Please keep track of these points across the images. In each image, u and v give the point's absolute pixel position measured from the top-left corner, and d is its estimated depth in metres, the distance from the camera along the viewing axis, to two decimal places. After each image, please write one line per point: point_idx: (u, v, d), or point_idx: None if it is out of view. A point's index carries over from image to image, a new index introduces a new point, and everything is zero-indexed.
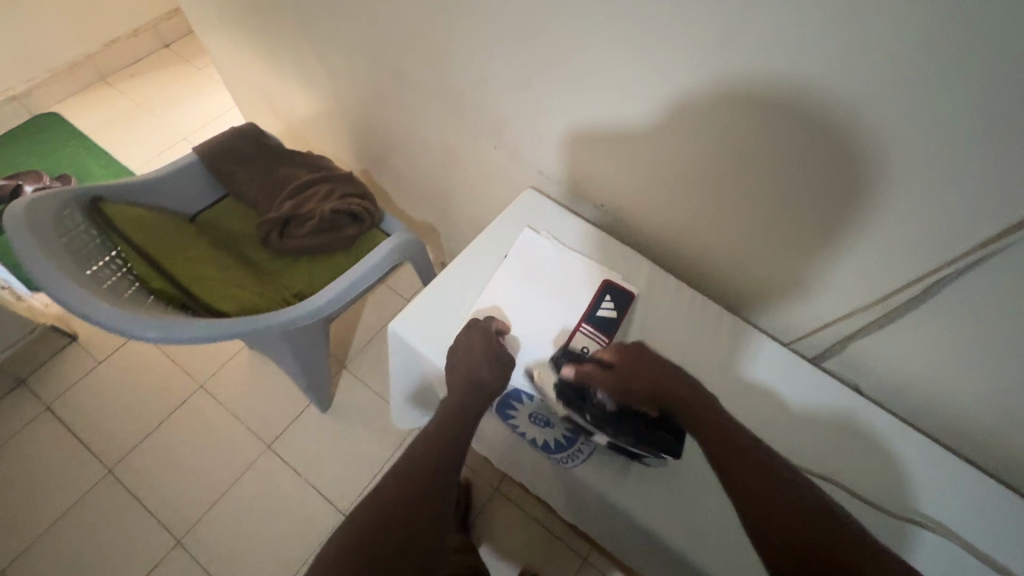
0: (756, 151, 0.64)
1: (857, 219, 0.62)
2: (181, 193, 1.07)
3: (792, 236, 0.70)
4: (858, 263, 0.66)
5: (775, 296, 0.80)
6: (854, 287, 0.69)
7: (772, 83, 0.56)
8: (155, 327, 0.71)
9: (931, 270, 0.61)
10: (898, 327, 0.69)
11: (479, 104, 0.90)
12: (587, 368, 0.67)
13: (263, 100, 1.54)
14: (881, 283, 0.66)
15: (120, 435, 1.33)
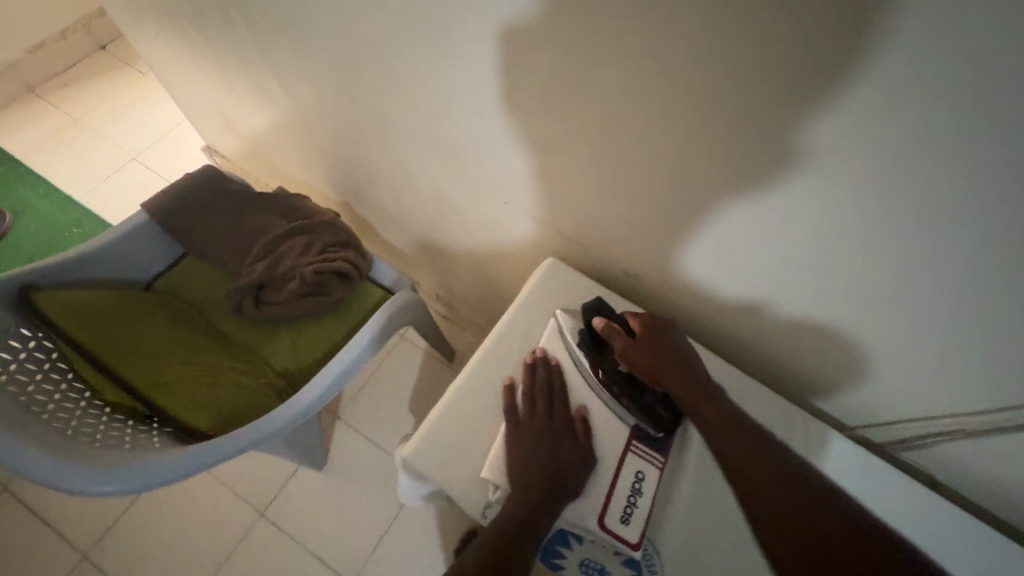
0: (843, 257, 0.53)
1: (895, 288, 0.52)
2: (133, 259, 0.92)
3: (833, 310, 0.60)
4: (898, 331, 0.56)
5: (806, 362, 0.71)
6: (890, 354, 0.60)
7: (874, 197, 0.45)
8: (113, 479, 0.59)
9: (994, 345, 0.50)
10: (947, 395, 0.59)
11: (481, 152, 0.77)
12: (612, 324, 0.62)
13: (220, 122, 1.35)
14: (924, 351, 0.56)
15: (94, 514, 1.20)
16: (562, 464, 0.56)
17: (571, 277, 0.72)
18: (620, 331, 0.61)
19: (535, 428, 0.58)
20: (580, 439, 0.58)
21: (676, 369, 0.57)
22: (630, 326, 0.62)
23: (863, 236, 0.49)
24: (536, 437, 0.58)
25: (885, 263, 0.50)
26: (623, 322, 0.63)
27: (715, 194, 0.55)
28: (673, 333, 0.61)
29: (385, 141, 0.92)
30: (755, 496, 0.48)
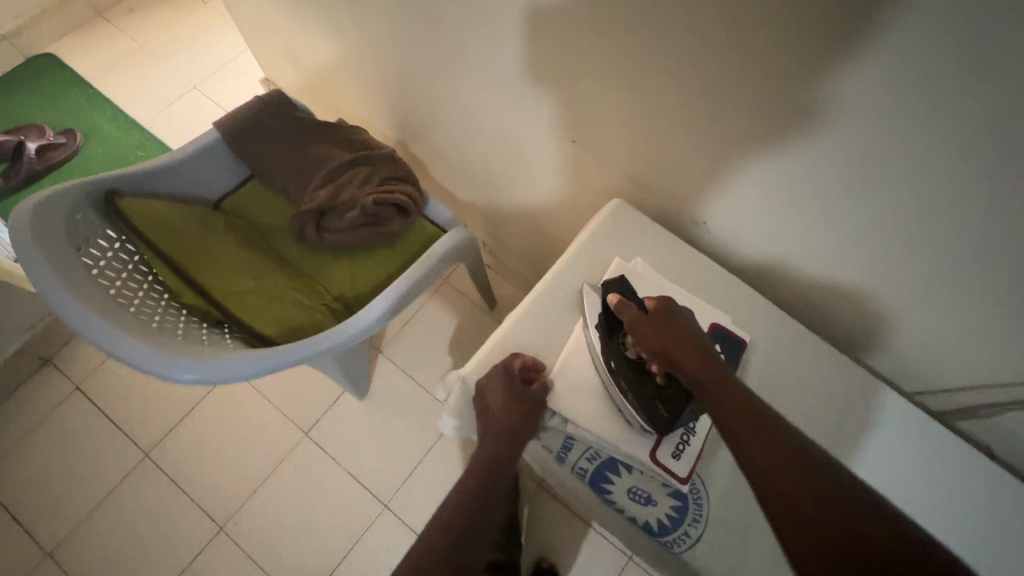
0: (959, 196, 0.51)
1: (898, 202, 0.56)
2: (203, 178, 0.95)
3: (845, 237, 0.64)
4: (906, 250, 0.60)
5: (828, 303, 0.74)
6: (902, 278, 0.63)
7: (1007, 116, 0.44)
8: (196, 369, 0.63)
9: (990, 249, 0.53)
10: (954, 320, 0.62)
11: (552, 88, 0.75)
12: (627, 302, 0.60)
13: (283, 53, 1.35)
14: (932, 268, 0.59)
15: (154, 419, 1.29)
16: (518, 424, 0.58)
17: (636, 220, 0.71)
18: (634, 307, 0.60)
19: (495, 387, 0.59)
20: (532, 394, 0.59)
21: (685, 354, 0.55)
22: (647, 305, 0.60)
23: (983, 162, 0.48)
24: (489, 400, 0.59)
25: (1001, 193, 0.48)
26: (640, 301, 0.61)
27: (819, 120, 0.54)
28: (689, 317, 0.59)
29: (454, 77, 0.91)
30: (779, 499, 0.44)
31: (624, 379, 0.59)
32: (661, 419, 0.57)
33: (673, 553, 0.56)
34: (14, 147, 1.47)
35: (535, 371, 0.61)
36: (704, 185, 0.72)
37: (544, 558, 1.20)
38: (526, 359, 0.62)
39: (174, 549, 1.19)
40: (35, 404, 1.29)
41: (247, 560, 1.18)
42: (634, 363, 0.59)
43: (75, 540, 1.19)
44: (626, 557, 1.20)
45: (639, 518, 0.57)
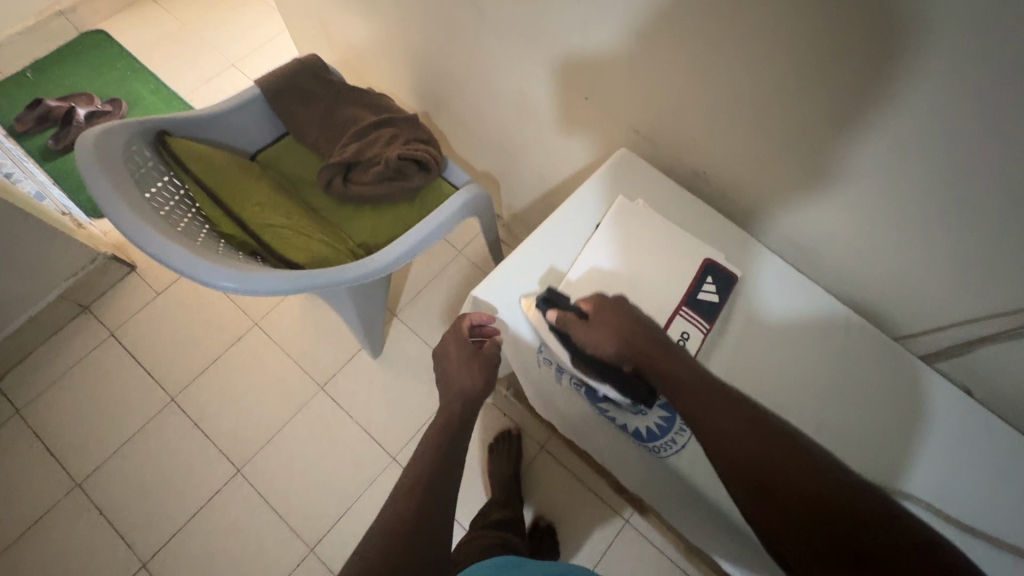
0: (966, 146, 0.53)
1: (910, 160, 0.58)
2: (243, 130, 1.03)
3: (866, 203, 0.66)
4: (923, 210, 0.62)
5: (849, 271, 0.76)
6: (922, 240, 0.65)
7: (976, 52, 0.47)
8: (233, 278, 0.70)
9: (1000, 200, 0.55)
10: (972, 279, 0.63)
11: (568, 48, 0.81)
12: (565, 317, 0.62)
13: (317, 30, 1.44)
14: (951, 226, 0.61)
15: (180, 367, 1.37)
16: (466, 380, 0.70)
17: (640, 169, 0.77)
18: (574, 317, 0.62)
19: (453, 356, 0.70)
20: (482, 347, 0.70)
21: (638, 350, 0.59)
22: (584, 309, 0.63)
23: (957, 102, 0.51)
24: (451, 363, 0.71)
25: (970, 132, 0.52)
26: (574, 308, 0.64)
27: (825, 74, 0.58)
28: (625, 306, 0.62)
29: (478, 43, 0.97)
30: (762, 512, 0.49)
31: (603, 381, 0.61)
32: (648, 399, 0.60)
33: (659, 456, 0.61)
34: (65, 112, 1.57)
35: (486, 327, 0.70)
36: (711, 140, 0.76)
37: (544, 516, 1.24)
38: (479, 316, 0.69)
39: (193, 488, 1.26)
40: (72, 347, 1.38)
41: (260, 501, 1.25)
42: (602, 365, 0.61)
43: (102, 474, 1.26)
44: (622, 519, 1.24)
45: (629, 425, 0.62)
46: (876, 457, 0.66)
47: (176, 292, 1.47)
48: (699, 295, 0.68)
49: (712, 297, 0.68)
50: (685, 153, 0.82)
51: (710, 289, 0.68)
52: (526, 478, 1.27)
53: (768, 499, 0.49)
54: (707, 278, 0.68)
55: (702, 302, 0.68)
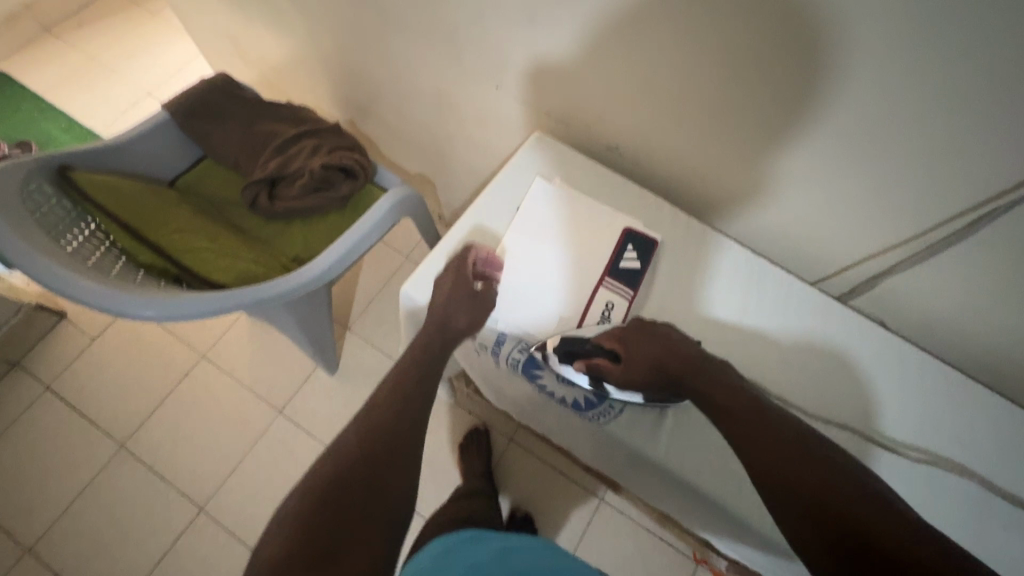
0: (839, 85, 0.56)
1: (798, 106, 0.60)
2: (155, 156, 1.00)
3: (765, 156, 0.68)
4: (813, 155, 0.64)
5: (760, 226, 0.79)
6: (818, 185, 0.67)
7: (830, 2, 0.50)
8: (153, 305, 0.68)
9: (878, 135, 0.58)
10: (872, 215, 0.66)
11: (472, 40, 0.82)
12: (593, 363, 0.61)
13: (230, 49, 1.40)
14: (842, 168, 0.63)
15: (127, 411, 1.31)
16: (453, 322, 0.65)
17: (555, 151, 0.79)
18: (605, 361, 0.61)
19: (440, 291, 0.66)
20: (478, 289, 0.66)
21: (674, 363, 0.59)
22: (608, 347, 0.62)
23: (823, 51, 0.54)
24: (442, 298, 0.66)
25: (841, 79, 0.55)
26: (600, 350, 0.62)
27: (706, 30, 0.59)
28: (644, 329, 0.62)
29: (387, 45, 0.97)
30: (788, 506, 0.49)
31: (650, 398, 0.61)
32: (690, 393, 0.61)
33: (599, 424, 0.63)
34: None
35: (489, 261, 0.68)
36: (619, 116, 0.78)
37: (520, 506, 1.25)
38: (482, 252, 0.69)
39: (154, 533, 1.21)
40: (6, 406, 1.30)
41: (228, 536, 1.21)
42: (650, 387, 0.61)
43: (54, 535, 1.20)
44: (597, 497, 1.26)
45: (567, 397, 0.63)
46: (810, 398, 0.68)
47: (114, 334, 1.41)
48: (621, 263, 0.70)
49: (634, 264, 0.70)
50: (599, 132, 0.84)
51: (631, 256, 0.70)
52: (498, 472, 1.28)
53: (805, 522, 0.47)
54: (628, 245, 0.70)
55: (623, 269, 0.69)
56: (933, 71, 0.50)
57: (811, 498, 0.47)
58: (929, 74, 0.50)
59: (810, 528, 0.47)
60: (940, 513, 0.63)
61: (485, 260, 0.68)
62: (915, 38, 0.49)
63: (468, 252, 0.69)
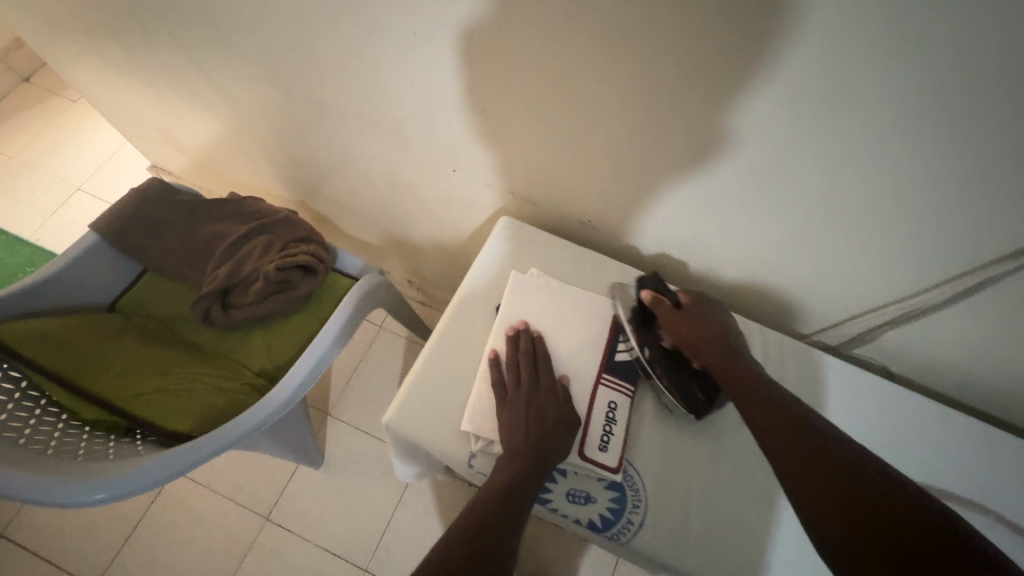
0: (820, 153, 0.54)
1: (783, 171, 0.58)
2: (89, 282, 0.91)
3: (755, 218, 0.67)
4: (806, 211, 0.62)
5: (754, 283, 0.78)
6: (812, 241, 0.66)
7: (815, 79, 0.48)
8: (105, 487, 0.59)
9: (868, 193, 0.56)
10: (872, 266, 0.65)
11: (421, 126, 0.78)
12: (659, 298, 0.64)
13: (161, 139, 1.32)
14: (837, 224, 0.62)
15: (95, 547, 1.18)
16: (546, 420, 0.56)
17: (525, 234, 0.75)
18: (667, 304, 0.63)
19: (513, 396, 0.58)
20: (556, 386, 0.60)
21: (719, 349, 0.58)
22: (681, 300, 0.65)
23: (800, 125, 0.52)
24: (518, 400, 0.58)
25: (827, 148, 0.54)
26: (672, 297, 0.65)
27: (674, 111, 0.57)
28: (718, 314, 0.64)
29: (329, 131, 0.91)
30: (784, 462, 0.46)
31: (663, 375, 0.61)
32: (699, 401, 0.60)
33: (621, 543, 0.57)
34: None
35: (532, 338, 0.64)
36: (594, 193, 0.75)
37: None
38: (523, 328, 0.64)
39: None
40: None
41: None
42: (669, 354, 0.62)
43: None
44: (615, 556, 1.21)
45: (582, 519, 0.58)
46: None
47: None
48: (615, 356, 0.65)
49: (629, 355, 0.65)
50: (566, 202, 0.80)
51: (625, 347, 0.65)
52: None
53: (820, 477, 0.44)
54: (620, 334, 0.66)
55: (620, 362, 0.64)
56: (917, 139, 0.49)
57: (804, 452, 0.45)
58: (914, 141, 0.49)
59: (806, 471, 0.44)
60: None
61: (529, 341, 0.63)
62: (890, 110, 0.47)
63: (518, 334, 0.63)
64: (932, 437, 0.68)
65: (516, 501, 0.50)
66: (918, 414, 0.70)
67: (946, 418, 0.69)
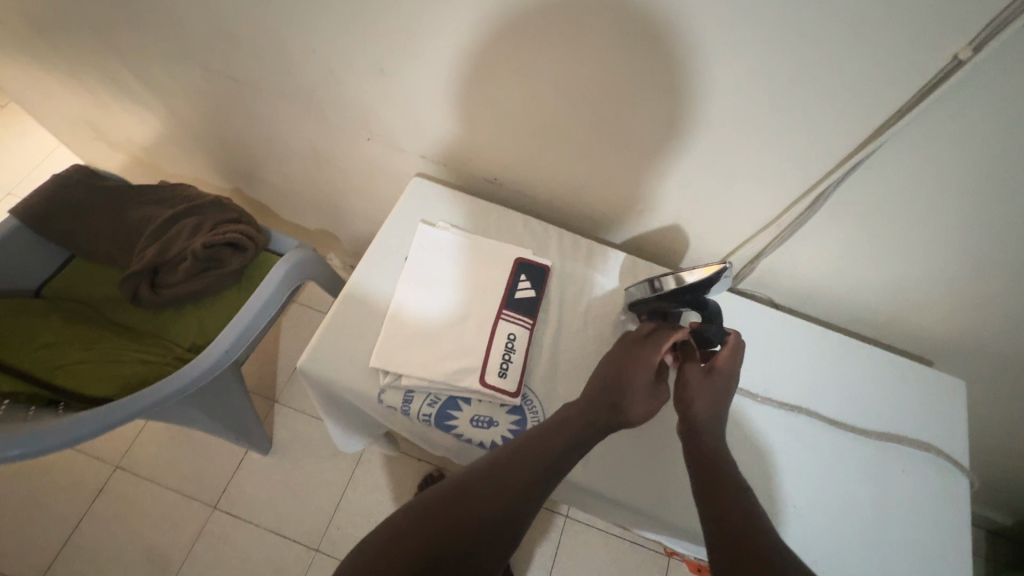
0: (672, 95, 0.60)
1: (649, 114, 0.63)
2: (12, 267, 0.91)
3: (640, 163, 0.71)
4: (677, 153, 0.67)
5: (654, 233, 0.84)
6: (689, 184, 0.71)
7: (652, 34, 0.54)
8: (20, 443, 0.62)
9: (721, 131, 0.62)
10: (743, 204, 0.71)
11: (334, 98, 0.82)
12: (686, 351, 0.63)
13: (91, 135, 1.32)
14: (704, 164, 0.67)
15: (34, 548, 1.16)
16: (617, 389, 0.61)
17: (436, 194, 0.80)
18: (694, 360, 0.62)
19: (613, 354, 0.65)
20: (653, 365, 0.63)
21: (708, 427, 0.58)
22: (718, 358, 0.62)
23: (649, 69, 0.58)
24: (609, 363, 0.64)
25: (676, 89, 0.59)
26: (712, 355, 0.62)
27: (543, 59, 0.61)
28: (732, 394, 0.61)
29: (253, 111, 0.94)
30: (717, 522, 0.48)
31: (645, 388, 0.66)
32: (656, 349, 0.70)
33: None
34: None
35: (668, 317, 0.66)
36: (498, 150, 0.80)
37: None
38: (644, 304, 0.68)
39: None
40: None
41: None
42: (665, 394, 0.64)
43: None
44: (562, 515, 1.26)
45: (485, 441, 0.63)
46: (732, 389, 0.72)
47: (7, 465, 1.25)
48: (516, 294, 0.70)
49: (530, 293, 0.70)
50: (478, 164, 0.85)
51: (526, 286, 0.70)
52: None
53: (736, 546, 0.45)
54: (521, 275, 0.71)
55: (521, 299, 0.69)
56: (745, 74, 0.54)
57: (755, 540, 0.45)
58: (743, 77, 0.55)
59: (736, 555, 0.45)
60: (854, 470, 0.68)
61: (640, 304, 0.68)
62: (714, 47, 0.53)
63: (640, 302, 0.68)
64: (809, 360, 0.76)
65: (563, 446, 0.55)
66: (797, 341, 0.77)
67: (820, 343, 0.77)
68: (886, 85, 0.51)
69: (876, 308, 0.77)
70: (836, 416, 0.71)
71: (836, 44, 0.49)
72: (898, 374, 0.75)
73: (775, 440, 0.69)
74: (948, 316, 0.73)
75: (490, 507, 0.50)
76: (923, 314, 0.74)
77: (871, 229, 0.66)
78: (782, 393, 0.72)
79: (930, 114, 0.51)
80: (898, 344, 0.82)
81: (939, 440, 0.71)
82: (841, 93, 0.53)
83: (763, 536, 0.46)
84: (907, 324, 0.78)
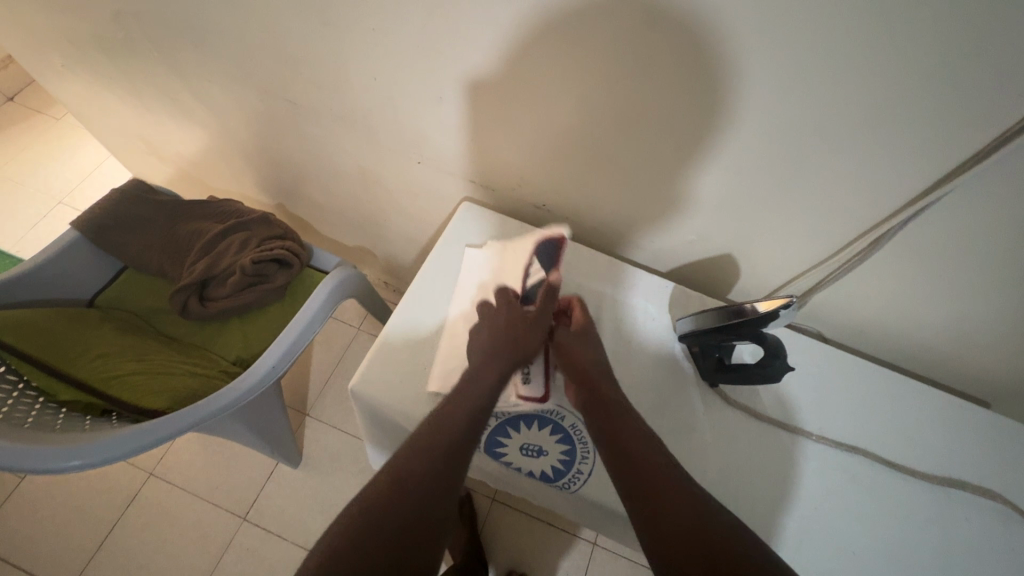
0: (731, 128, 0.60)
1: (705, 147, 0.64)
2: (70, 277, 0.94)
3: (690, 193, 0.71)
4: (730, 184, 0.67)
5: (699, 262, 0.83)
6: (742, 216, 0.71)
7: (716, 71, 0.54)
8: (79, 454, 0.64)
9: (780, 166, 0.61)
10: (799, 237, 0.70)
11: (388, 121, 0.84)
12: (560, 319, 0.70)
13: (144, 150, 1.36)
14: (760, 197, 0.67)
15: (68, 551, 1.18)
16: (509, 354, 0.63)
17: (485, 219, 0.81)
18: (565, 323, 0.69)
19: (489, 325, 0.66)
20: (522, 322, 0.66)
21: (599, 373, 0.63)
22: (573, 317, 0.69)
23: (710, 103, 0.58)
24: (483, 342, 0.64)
25: (737, 123, 0.59)
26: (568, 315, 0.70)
27: (600, 89, 0.62)
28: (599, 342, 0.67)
29: (304, 130, 0.97)
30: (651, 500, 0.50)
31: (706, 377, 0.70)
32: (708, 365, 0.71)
33: (571, 492, 0.62)
34: None
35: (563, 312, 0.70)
36: (545, 175, 0.81)
37: (515, 569, 1.20)
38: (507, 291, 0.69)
39: None
40: None
41: None
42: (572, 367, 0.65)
43: None
44: (591, 543, 1.24)
45: (535, 470, 0.64)
46: (785, 426, 0.70)
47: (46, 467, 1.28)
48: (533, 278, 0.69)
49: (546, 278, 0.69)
50: (527, 189, 0.86)
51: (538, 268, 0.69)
52: (486, 537, 1.23)
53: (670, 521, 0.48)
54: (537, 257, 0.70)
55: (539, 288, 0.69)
56: (810, 112, 0.54)
57: (680, 515, 0.48)
58: (808, 114, 0.55)
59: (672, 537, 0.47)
60: (912, 515, 0.66)
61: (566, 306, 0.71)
62: (782, 85, 0.53)
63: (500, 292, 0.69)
64: (864, 397, 0.73)
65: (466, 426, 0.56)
66: (852, 378, 0.75)
67: (875, 380, 0.75)
68: (962, 128, 0.50)
69: (934, 347, 0.75)
70: (892, 459, 0.69)
71: (913, 85, 0.48)
72: (956, 416, 0.72)
73: (827, 480, 0.67)
74: (1011, 358, 0.70)
75: (406, 492, 0.49)
76: (983, 354, 0.72)
77: (935, 267, 0.64)
78: (834, 432, 0.70)
79: (1010, 156, 0.50)
80: (954, 384, 0.79)
81: (1003, 487, 0.68)
82: (912, 133, 0.52)
83: (690, 508, 0.49)
84: (967, 365, 0.75)
